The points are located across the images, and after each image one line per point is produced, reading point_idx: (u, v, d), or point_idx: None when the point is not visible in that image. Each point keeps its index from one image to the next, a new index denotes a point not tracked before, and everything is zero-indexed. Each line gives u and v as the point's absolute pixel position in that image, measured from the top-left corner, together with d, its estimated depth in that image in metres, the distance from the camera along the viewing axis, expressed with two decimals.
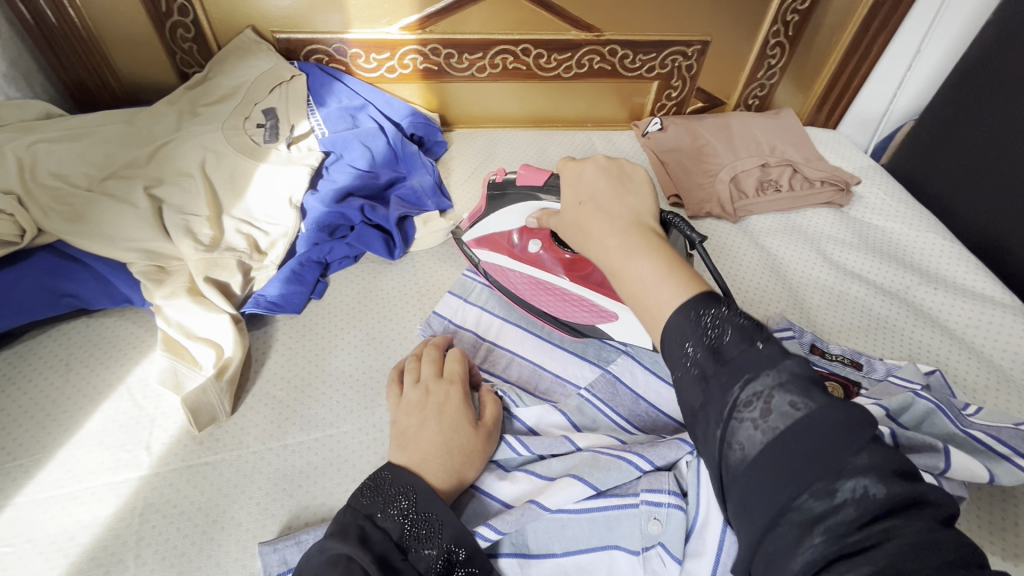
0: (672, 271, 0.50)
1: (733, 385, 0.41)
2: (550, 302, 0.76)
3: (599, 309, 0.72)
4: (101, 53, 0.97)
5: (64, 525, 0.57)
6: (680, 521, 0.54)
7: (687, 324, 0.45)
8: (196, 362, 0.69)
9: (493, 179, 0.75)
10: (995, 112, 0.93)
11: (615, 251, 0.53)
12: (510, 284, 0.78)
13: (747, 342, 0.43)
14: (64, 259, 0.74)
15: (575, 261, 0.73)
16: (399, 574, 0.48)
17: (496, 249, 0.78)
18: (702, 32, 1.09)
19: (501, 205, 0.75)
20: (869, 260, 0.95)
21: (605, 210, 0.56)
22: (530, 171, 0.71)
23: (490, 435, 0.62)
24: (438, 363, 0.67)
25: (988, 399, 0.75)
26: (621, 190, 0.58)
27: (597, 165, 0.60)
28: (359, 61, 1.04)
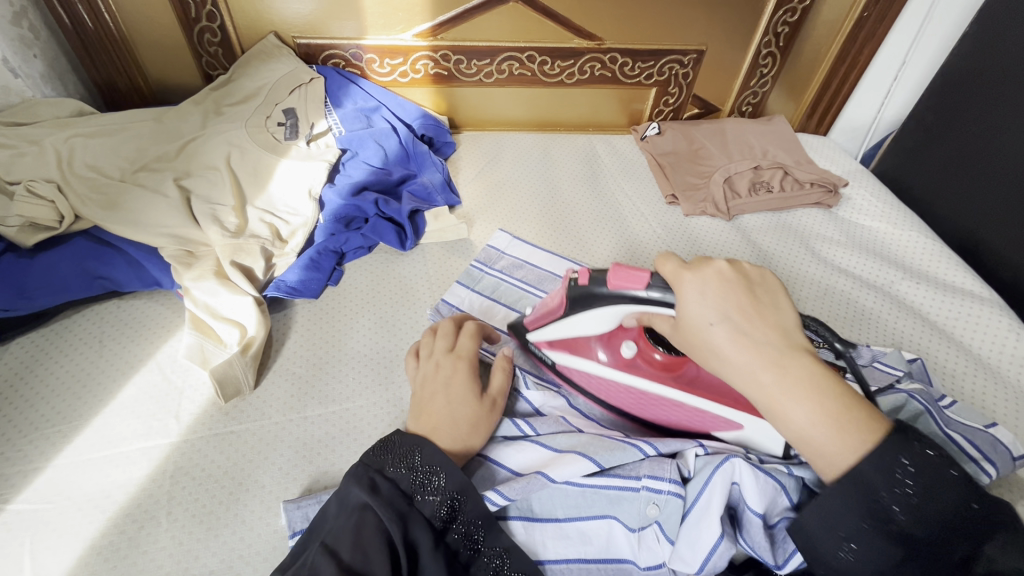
0: (847, 415, 0.45)
1: (959, 542, 0.42)
2: (652, 410, 0.69)
3: (713, 415, 0.65)
4: (132, 55, 1.03)
5: (101, 485, 0.62)
6: (678, 508, 0.58)
7: (878, 475, 0.44)
8: (221, 340, 0.74)
9: (572, 281, 0.66)
10: (972, 119, 0.99)
11: (771, 389, 0.47)
12: (600, 392, 0.72)
13: (960, 498, 0.43)
14: (99, 244, 0.79)
15: (671, 363, 0.68)
16: (407, 517, 0.54)
17: (577, 352, 0.72)
18: (698, 41, 1.15)
19: (584, 308, 0.66)
20: (856, 256, 1.00)
21: (750, 333, 0.49)
22: (626, 271, 0.60)
23: (494, 404, 0.67)
24: (448, 337, 0.72)
25: (966, 386, 0.79)
26: (757, 306, 0.51)
27: (719, 275, 0.52)
28: (373, 65, 1.10)
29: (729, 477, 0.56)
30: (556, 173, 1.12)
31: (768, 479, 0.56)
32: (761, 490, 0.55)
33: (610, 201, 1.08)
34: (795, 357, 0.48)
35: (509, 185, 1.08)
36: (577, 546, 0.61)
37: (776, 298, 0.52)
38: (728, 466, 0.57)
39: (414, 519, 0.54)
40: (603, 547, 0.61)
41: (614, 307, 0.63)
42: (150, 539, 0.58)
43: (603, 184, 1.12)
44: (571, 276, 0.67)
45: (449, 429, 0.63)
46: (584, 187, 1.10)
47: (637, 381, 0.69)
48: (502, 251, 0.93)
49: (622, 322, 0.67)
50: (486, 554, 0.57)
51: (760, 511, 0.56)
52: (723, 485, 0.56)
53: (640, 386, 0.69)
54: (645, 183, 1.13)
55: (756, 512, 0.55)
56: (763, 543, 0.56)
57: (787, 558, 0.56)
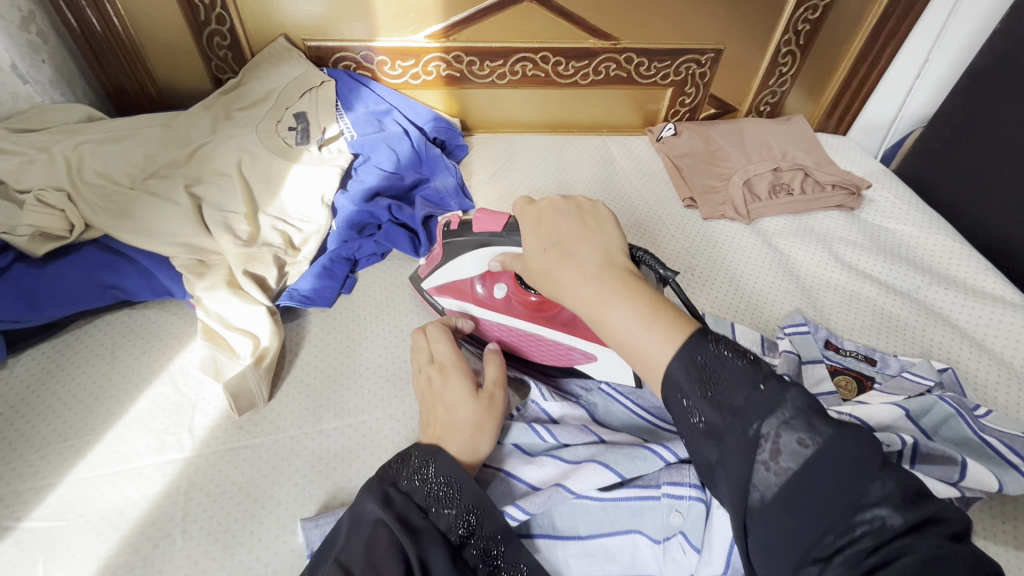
0: (656, 319, 0.44)
1: (746, 429, 0.40)
2: (522, 345, 0.78)
3: (572, 349, 0.74)
4: (141, 59, 1.02)
5: (115, 502, 0.60)
6: (701, 514, 0.56)
7: (687, 373, 0.42)
8: (234, 351, 0.72)
9: (446, 228, 0.73)
10: (1002, 118, 0.96)
11: (592, 299, 0.47)
12: (488, 332, 0.79)
13: (748, 385, 0.41)
14: (110, 252, 0.78)
15: (542, 304, 0.75)
16: (421, 531, 0.52)
17: (460, 294, 0.78)
18: (716, 40, 1.12)
19: (456, 252, 0.73)
20: (880, 261, 0.97)
21: (574, 254, 0.51)
22: (488, 215, 0.68)
23: (492, 399, 0.64)
24: (425, 348, 0.70)
25: (1001, 397, 0.77)
26: (585, 228, 0.54)
27: (556, 206, 0.56)
28: (385, 67, 1.08)
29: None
30: (570, 176, 1.10)
31: None
32: None
33: (626, 204, 1.06)
34: (614, 271, 0.49)
35: (523, 188, 1.06)
36: (600, 564, 0.59)
37: (604, 224, 0.55)
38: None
39: (429, 535, 0.52)
40: (628, 563, 0.59)
41: (484, 249, 0.70)
42: (165, 558, 0.57)
43: (619, 186, 1.10)
44: (447, 222, 0.74)
45: (456, 436, 0.61)
46: (599, 190, 1.08)
47: (512, 321, 0.76)
48: None
49: (491, 267, 0.73)
50: (506, 570, 0.54)
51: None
52: None
53: (516, 325, 0.76)
54: (661, 185, 1.11)
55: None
56: None
57: None
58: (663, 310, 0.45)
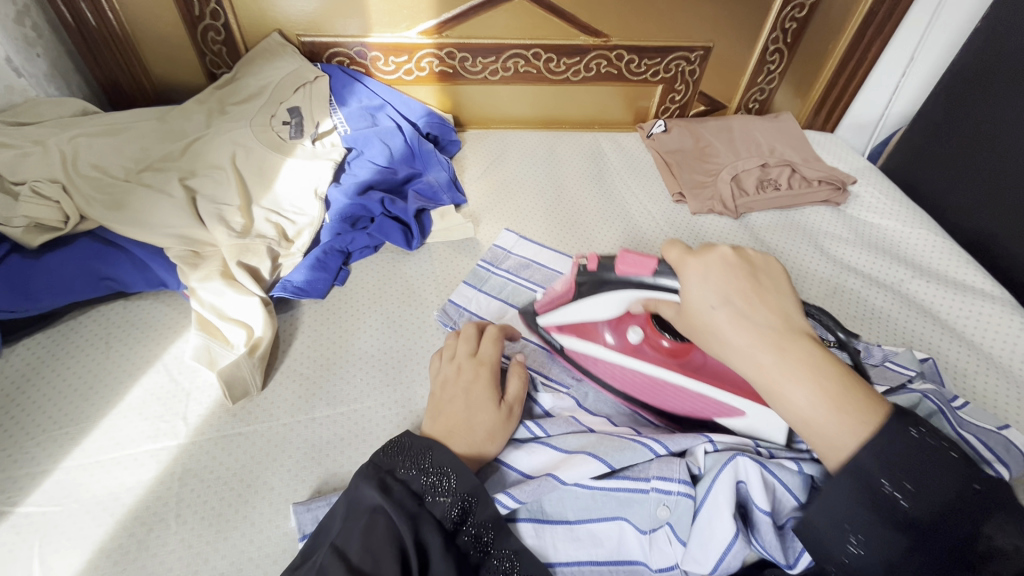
0: (839, 404, 0.45)
1: (960, 529, 0.41)
2: (653, 394, 0.71)
3: (715, 401, 0.67)
4: (136, 53, 1.02)
5: (109, 487, 0.61)
6: (689, 508, 0.58)
7: (877, 461, 0.43)
8: (228, 341, 0.73)
9: (581, 267, 0.67)
10: (982, 116, 0.98)
11: (769, 370, 0.48)
12: (610, 377, 0.73)
13: (963, 483, 0.42)
14: (104, 244, 0.79)
15: (677, 349, 0.68)
16: (417, 518, 0.54)
17: (585, 337, 0.73)
18: (705, 38, 1.14)
19: (596, 292, 0.67)
20: (864, 254, 0.99)
21: (752, 316, 0.50)
22: (636, 258, 0.61)
23: (510, 412, 0.66)
24: (471, 342, 0.71)
25: (978, 386, 0.79)
26: (760, 290, 0.51)
27: (723, 261, 0.53)
28: (378, 63, 1.09)
29: (734, 474, 0.56)
30: (561, 171, 1.12)
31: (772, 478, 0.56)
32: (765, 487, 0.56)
33: (617, 199, 1.07)
34: (795, 340, 0.48)
35: (515, 183, 1.07)
36: (588, 549, 0.60)
37: (778, 283, 0.53)
38: (731, 465, 0.56)
39: (424, 521, 0.54)
40: (614, 548, 0.60)
41: (620, 292, 0.64)
42: (159, 542, 0.58)
43: (610, 182, 1.11)
44: (579, 261, 0.68)
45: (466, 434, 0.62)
46: (591, 185, 1.09)
47: (646, 369, 0.69)
48: (508, 250, 0.92)
49: (629, 309, 0.67)
50: (496, 556, 0.56)
51: (768, 511, 0.56)
52: (729, 485, 0.56)
53: (648, 372, 0.70)
54: (651, 181, 1.13)
55: (765, 509, 0.55)
56: (775, 543, 0.55)
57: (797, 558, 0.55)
58: (852, 388, 0.46)
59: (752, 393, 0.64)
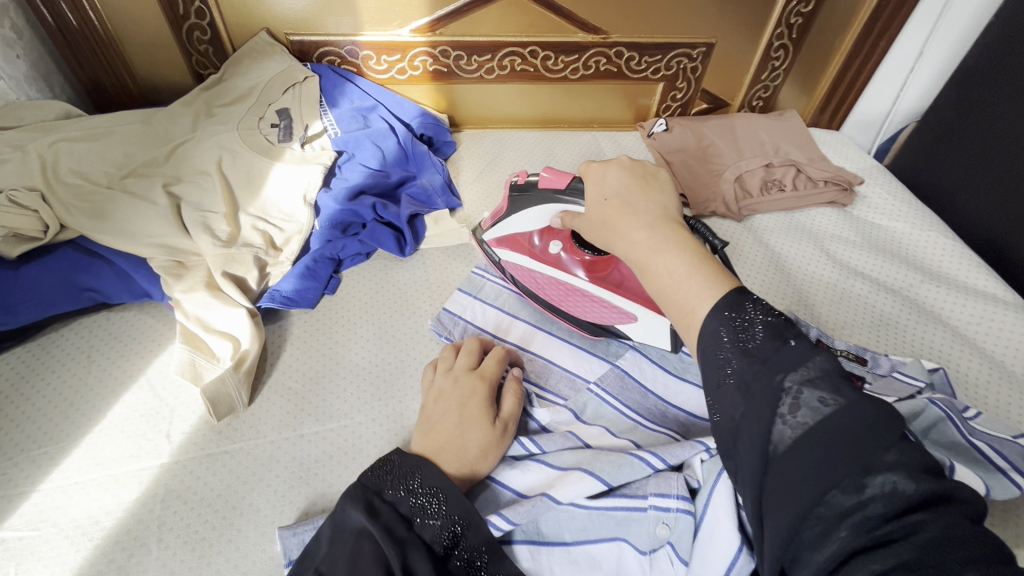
0: (699, 270, 0.47)
1: (771, 381, 0.39)
2: (572, 306, 0.77)
3: (620, 308, 0.74)
4: (120, 54, 0.99)
5: (89, 511, 0.59)
6: (689, 526, 0.55)
7: (723, 327, 0.42)
8: (214, 355, 0.71)
9: (513, 181, 0.73)
10: (995, 114, 0.95)
11: (644, 246, 0.51)
12: (532, 285, 0.80)
13: (796, 349, 0.40)
14: (86, 254, 0.76)
15: (596, 263, 0.76)
16: (405, 543, 0.52)
17: (519, 249, 0.79)
18: (707, 34, 1.11)
19: (522, 206, 0.73)
20: (872, 258, 0.96)
21: (633, 206, 0.54)
22: (553, 173, 0.68)
23: (505, 430, 0.63)
24: (472, 355, 0.69)
25: (990, 398, 0.76)
26: (647, 186, 0.56)
27: (621, 168, 0.57)
28: (370, 62, 1.06)
29: (731, 482, 0.55)
30: None
31: None
32: None
33: None
34: (667, 225, 0.51)
35: None
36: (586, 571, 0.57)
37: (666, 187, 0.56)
38: (728, 472, 0.56)
39: (413, 546, 0.52)
40: (613, 571, 0.58)
41: (540, 204, 0.71)
42: (140, 568, 0.56)
43: None
44: (512, 180, 0.74)
45: (456, 451, 0.60)
46: None
47: (563, 276, 0.77)
48: None
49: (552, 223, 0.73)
50: None
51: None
52: (729, 497, 0.54)
53: (568, 280, 0.77)
54: None
55: None
56: None
57: None
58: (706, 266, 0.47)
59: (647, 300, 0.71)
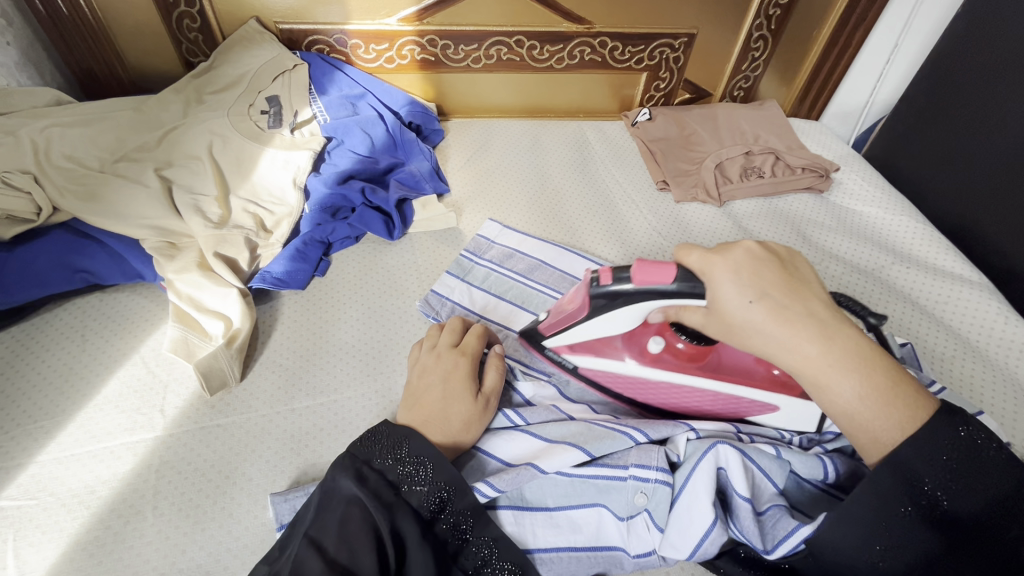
0: (888, 395, 0.49)
1: (993, 529, 0.46)
2: (673, 398, 0.71)
3: (747, 399, 0.68)
4: (109, 41, 1.00)
5: (85, 481, 0.61)
6: (666, 495, 0.58)
7: (921, 459, 0.47)
8: (207, 333, 0.73)
9: (595, 284, 0.64)
10: (962, 103, 0.98)
11: (819, 363, 0.50)
12: (633, 390, 0.72)
13: (998, 486, 0.46)
14: (79, 236, 0.77)
15: (697, 352, 0.68)
16: (393, 507, 0.54)
17: (603, 355, 0.71)
18: (689, 25, 1.14)
19: (608, 308, 0.65)
20: (846, 241, 0.99)
21: (790, 308, 0.52)
22: (649, 267, 0.60)
23: (487, 404, 0.66)
24: (456, 334, 0.72)
25: (953, 371, 0.80)
26: (793, 284, 0.54)
27: (748, 254, 0.56)
28: (358, 51, 1.08)
29: (715, 462, 0.57)
30: (546, 160, 1.11)
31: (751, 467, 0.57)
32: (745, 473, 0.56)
33: (601, 188, 1.07)
34: (840, 331, 0.51)
35: (499, 173, 1.07)
36: (566, 535, 0.60)
37: (806, 276, 0.56)
38: (713, 452, 0.57)
39: (400, 510, 0.55)
40: (593, 535, 0.61)
41: (641, 302, 0.62)
42: (136, 534, 0.58)
43: (594, 171, 1.11)
44: (592, 278, 0.65)
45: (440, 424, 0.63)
46: (575, 174, 1.09)
47: (666, 377, 0.70)
48: (492, 240, 0.92)
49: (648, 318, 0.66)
50: (475, 544, 0.56)
51: (749, 497, 0.55)
52: (711, 471, 0.56)
53: (668, 378, 0.70)
54: (636, 169, 1.12)
55: (744, 496, 0.55)
56: (754, 529, 0.54)
57: (777, 544, 0.53)
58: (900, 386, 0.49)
59: (776, 383, 0.66)
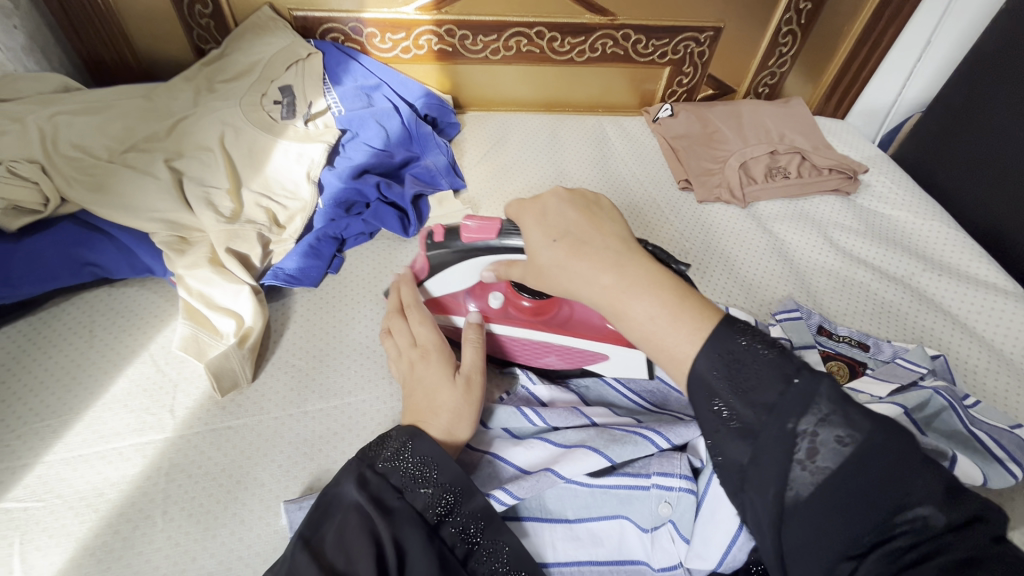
0: (682, 308, 0.46)
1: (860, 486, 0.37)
2: (531, 356, 0.74)
3: (582, 349, 0.73)
4: (119, 27, 0.98)
5: (93, 483, 0.59)
6: (691, 504, 0.56)
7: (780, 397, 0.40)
8: (217, 331, 0.71)
9: (429, 240, 0.69)
10: (1001, 105, 0.94)
11: (612, 289, 0.48)
12: (492, 350, 0.74)
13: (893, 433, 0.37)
14: (87, 228, 0.75)
15: (538, 307, 0.74)
16: (396, 512, 0.52)
17: (451, 314, 0.74)
18: (715, 18, 1.10)
19: (447, 260, 0.70)
20: (875, 246, 0.96)
21: (588, 244, 0.51)
22: (475, 222, 0.64)
23: (469, 384, 0.61)
24: (408, 325, 0.67)
25: (990, 385, 0.77)
26: (595, 220, 0.54)
27: (558, 198, 0.55)
28: (374, 40, 1.05)
29: None
30: (564, 156, 1.08)
31: None
32: None
33: (621, 186, 1.04)
34: (632, 258, 0.50)
35: (516, 168, 1.04)
36: (588, 547, 0.58)
37: (613, 216, 0.55)
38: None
39: (405, 515, 0.52)
40: (615, 549, 0.58)
41: (476, 258, 0.67)
42: (145, 540, 0.56)
43: (614, 168, 1.07)
44: (429, 234, 0.70)
45: (433, 419, 0.59)
46: (594, 171, 1.06)
47: (512, 329, 0.73)
48: None
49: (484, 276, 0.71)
50: (485, 549, 0.53)
51: None
52: None
53: (514, 332, 0.73)
54: (657, 168, 1.09)
55: None
56: None
57: None
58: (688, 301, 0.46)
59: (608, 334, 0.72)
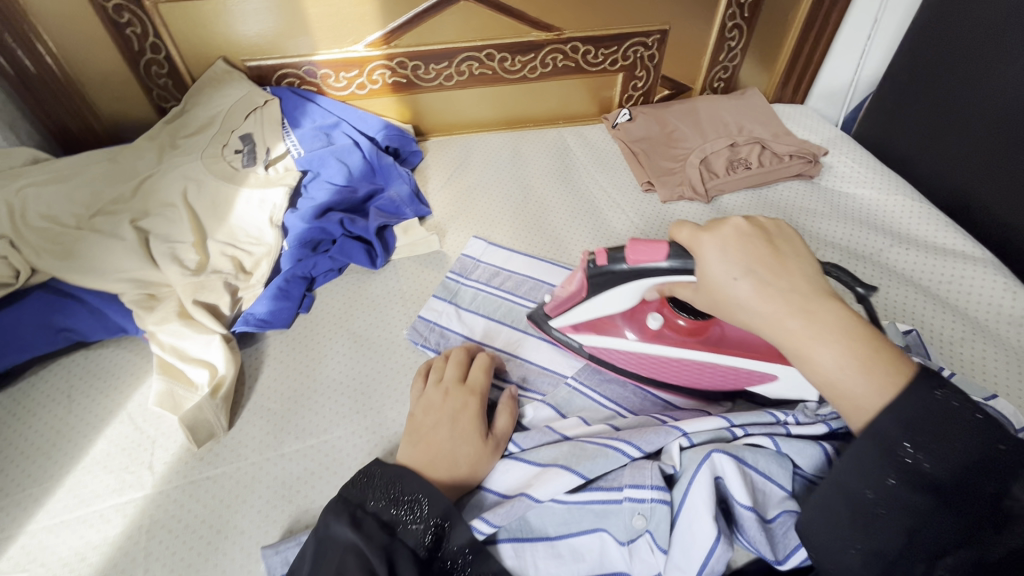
0: (876, 361, 0.45)
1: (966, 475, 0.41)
2: (680, 375, 0.71)
3: (748, 370, 0.68)
4: (79, 95, 1.00)
5: (75, 547, 0.60)
6: (666, 514, 0.55)
7: (900, 429, 0.43)
8: (192, 383, 0.72)
9: (592, 263, 0.67)
10: (948, 74, 0.95)
11: (800, 333, 0.47)
12: (640, 367, 0.72)
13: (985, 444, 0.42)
14: (60, 295, 0.77)
15: (697, 326, 0.69)
16: (391, 549, 0.52)
17: (604, 332, 0.73)
18: (660, 21, 1.12)
19: (610, 284, 0.67)
20: (840, 226, 0.97)
21: (776, 282, 0.50)
22: (645, 246, 0.62)
23: (496, 445, 0.64)
24: (462, 367, 0.70)
25: (965, 355, 0.76)
26: (782, 255, 0.52)
27: (737, 229, 0.54)
28: (329, 80, 1.07)
29: (711, 474, 0.54)
30: (528, 172, 1.09)
31: (750, 473, 0.54)
32: (745, 481, 0.53)
33: (584, 195, 1.05)
34: (824, 301, 0.48)
35: (482, 188, 1.05)
36: (568, 564, 0.58)
37: (798, 248, 0.53)
38: (708, 463, 0.54)
39: (399, 552, 0.52)
40: (596, 561, 0.58)
41: (636, 281, 0.65)
42: None
43: (577, 179, 1.09)
44: (590, 257, 0.68)
45: (444, 463, 0.61)
46: (558, 184, 1.07)
47: (669, 351, 0.70)
48: (477, 259, 0.90)
49: (643, 297, 0.69)
50: None
51: (750, 506, 0.53)
52: (709, 484, 0.53)
53: (670, 353, 0.70)
54: (620, 173, 1.10)
55: (746, 505, 0.52)
56: (761, 539, 0.52)
57: (788, 553, 0.53)
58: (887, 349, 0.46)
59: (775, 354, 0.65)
